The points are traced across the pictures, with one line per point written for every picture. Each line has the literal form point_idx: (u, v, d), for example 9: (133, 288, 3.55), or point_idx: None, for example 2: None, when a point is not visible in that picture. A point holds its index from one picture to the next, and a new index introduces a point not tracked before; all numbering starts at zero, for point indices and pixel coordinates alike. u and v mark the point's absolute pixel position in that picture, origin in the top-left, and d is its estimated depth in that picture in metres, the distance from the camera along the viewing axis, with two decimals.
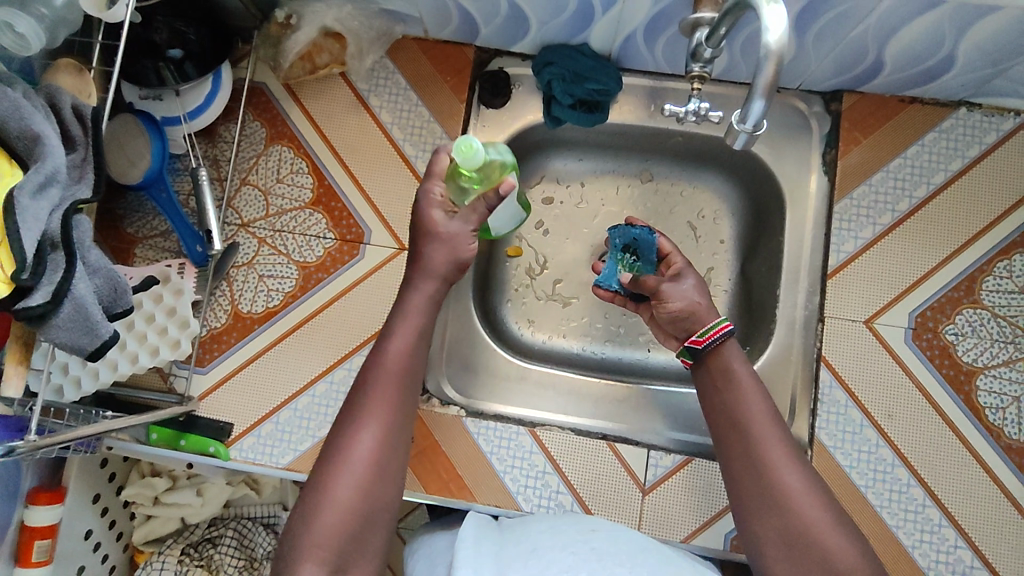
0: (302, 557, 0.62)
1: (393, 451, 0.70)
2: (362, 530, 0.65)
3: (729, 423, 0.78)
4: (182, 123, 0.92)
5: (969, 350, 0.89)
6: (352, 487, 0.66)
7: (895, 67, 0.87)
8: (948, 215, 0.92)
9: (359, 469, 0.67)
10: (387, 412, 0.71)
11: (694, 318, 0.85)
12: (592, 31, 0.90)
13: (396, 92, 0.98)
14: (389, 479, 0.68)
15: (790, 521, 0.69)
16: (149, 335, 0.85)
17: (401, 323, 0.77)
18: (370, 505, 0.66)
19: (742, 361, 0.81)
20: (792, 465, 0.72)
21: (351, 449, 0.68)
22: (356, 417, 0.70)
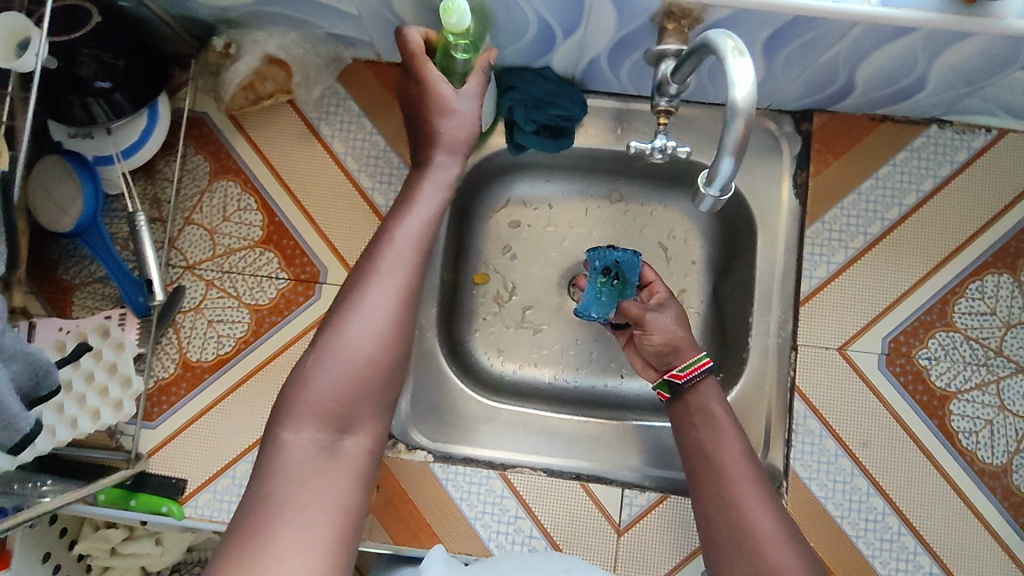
0: (300, 416, 0.58)
1: (410, 317, 0.62)
2: (367, 396, 0.60)
3: (703, 461, 0.76)
4: (115, 162, 0.85)
5: (942, 374, 0.88)
6: (358, 352, 0.60)
7: (866, 88, 0.85)
8: (919, 237, 0.90)
9: (370, 329, 0.60)
10: (407, 274, 0.63)
11: (675, 354, 0.83)
12: (554, 55, 0.86)
13: (349, 120, 0.92)
14: (401, 348, 0.62)
15: (759, 563, 0.66)
16: (89, 396, 0.79)
17: (423, 195, 0.69)
18: (377, 373, 0.60)
19: (717, 398, 0.80)
20: (762, 506, 0.70)
21: (362, 305, 0.61)
22: (370, 272, 0.62)
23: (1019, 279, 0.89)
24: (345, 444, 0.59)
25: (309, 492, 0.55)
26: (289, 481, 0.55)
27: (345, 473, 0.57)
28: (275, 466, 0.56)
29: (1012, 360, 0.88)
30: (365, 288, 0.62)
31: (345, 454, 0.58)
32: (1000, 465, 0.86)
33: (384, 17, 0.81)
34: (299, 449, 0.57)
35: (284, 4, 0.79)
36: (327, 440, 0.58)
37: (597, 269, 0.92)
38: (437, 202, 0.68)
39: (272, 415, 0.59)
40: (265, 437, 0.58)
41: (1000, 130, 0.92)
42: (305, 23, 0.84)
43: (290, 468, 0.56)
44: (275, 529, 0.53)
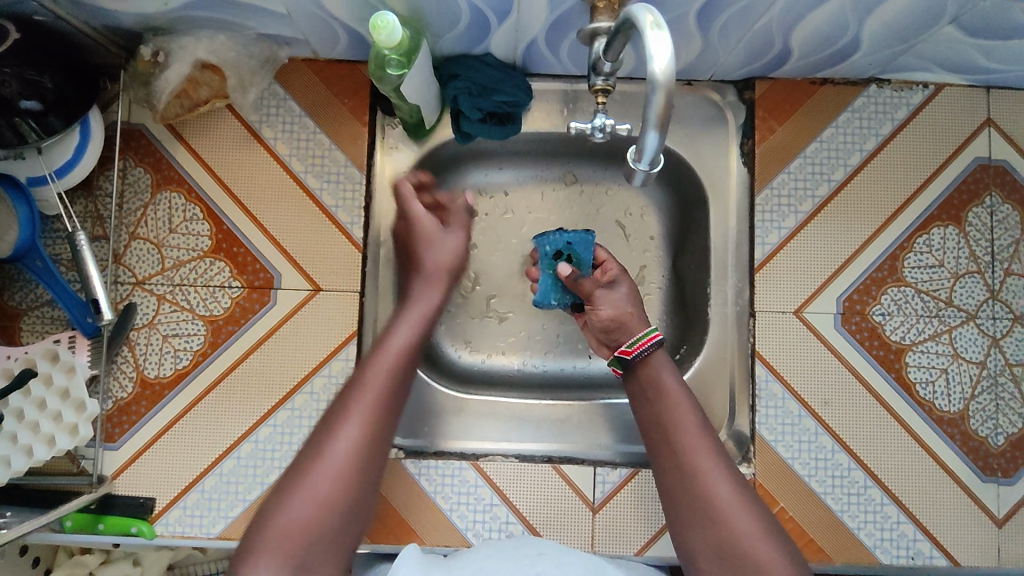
0: (260, 552, 0.61)
1: (369, 463, 0.67)
2: (326, 535, 0.63)
3: (659, 434, 0.77)
4: (50, 183, 0.83)
5: (897, 329, 0.89)
6: (320, 489, 0.64)
7: (804, 52, 0.85)
8: (866, 197, 0.91)
9: (337, 461, 0.65)
10: (370, 417, 0.68)
11: (622, 330, 0.84)
12: (492, 41, 0.85)
13: (291, 120, 0.91)
14: (367, 483, 0.67)
15: (723, 533, 0.69)
16: (42, 423, 0.77)
17: (399, 326, 0.77)
18: (339, 512, 0.64)
19: (670, 371, 0.80)
20: (722, 476, 0.72)
21: (329, 445, 0.66)
22: (341, 411, 0.68)
23: (964, 230, 0.91)
24: None
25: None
26: None
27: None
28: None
29: (962, 309, 0.90)
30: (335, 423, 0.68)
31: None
32: (957, 412, 0.89)
33: (314, 14, 0.79)
34: None
35: (209, 6, 0.77)
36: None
37: (547, 254, 0.92)
38: (407, 347, 0.75)
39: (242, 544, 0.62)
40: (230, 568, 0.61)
41: (937, 85, 0.93)
42: (234, 25, 0.82)
43: None
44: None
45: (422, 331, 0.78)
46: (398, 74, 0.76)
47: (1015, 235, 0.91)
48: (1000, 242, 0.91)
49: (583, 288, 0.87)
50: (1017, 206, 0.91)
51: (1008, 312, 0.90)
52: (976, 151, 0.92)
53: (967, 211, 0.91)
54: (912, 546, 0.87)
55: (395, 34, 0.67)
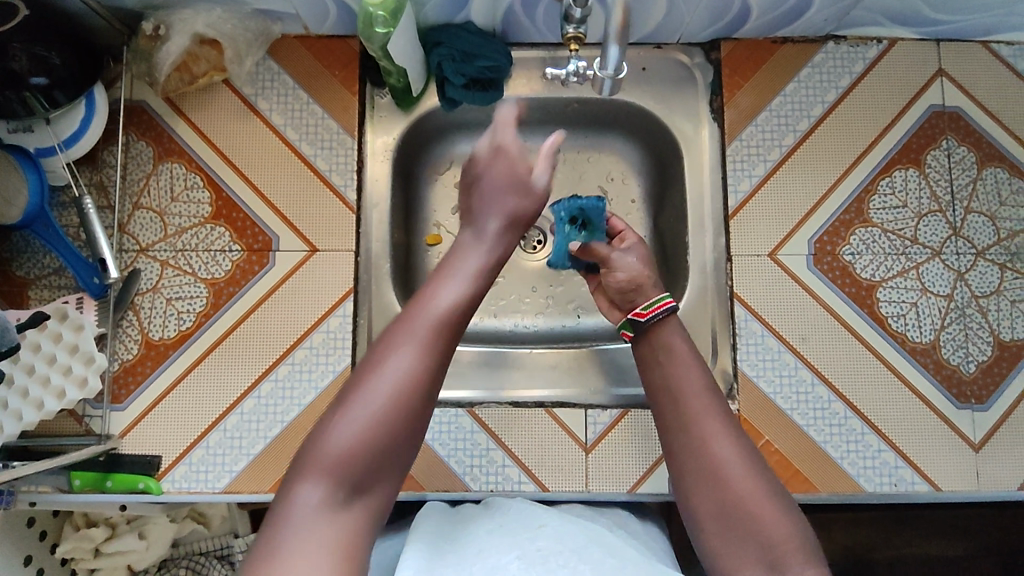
0: (310, 472, 0.59)
1: (424, 389, 0.64)
2: (381, 460, 0.61)
3: (668, 397, 0.79)
4: (58, 153, 0.87)
5: (866, 267, 0.94)
6: (371, 410, 0.61)
7: (762, 10, 0.92)
8: (830, 145, 0.97)
9: (390, 386, 0.62)
10: (428, 343, 0.65)
11: (638, 291, 0.87)
12: (472, 8, 0.91)
13: (285, 92, 0.96)
14: (419, 416, 0.63)
15: (726, 494, 0.71)
16: (52, 377, 0.81)
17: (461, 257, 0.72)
18: (391, 443, 0.62)
19: (681, 337, 0.83)
20: (725, 439, 0.74)
21: (386, 367, 0.63)
22: (397, 336, 0.65)
23: (924, 172, 0.96)
24: (355, 504, 0.60)
25: (314, 543, 0.56)
26: (291, 528, 0.57)
27: (354, 531, 0.59)
28: (286, 515, 0.58)
29: (927, 246, 0.95)
30: (386, 355, 0.64)
31: (353, 517, 0.59)
32: (929, 342, 0.93)
33: None
34: (307, 506, 0.58)
35: None
36: (338, 498, 0.59)
37: (563, 220, 0.95)
38: (469, 289, 0.69)
39: (289, 467, 0.61)
40: (280, 491, 0.60)
41: (891, 40, 0.99)
42: None
43: (295, 521, 0.57)
44: (284, 558, 0.55)
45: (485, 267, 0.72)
46: (384, 33, 0.83)
47: (972, 175, 0.96)
48: (959, 182, 0.96)
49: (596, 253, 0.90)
50: (972, 148, 0.97)
51: (970, 247, 0.95)
52: (930, 99, 0.98)
53: (926, 154, 0.97)
54: (894, 473, 0.90)
55: None
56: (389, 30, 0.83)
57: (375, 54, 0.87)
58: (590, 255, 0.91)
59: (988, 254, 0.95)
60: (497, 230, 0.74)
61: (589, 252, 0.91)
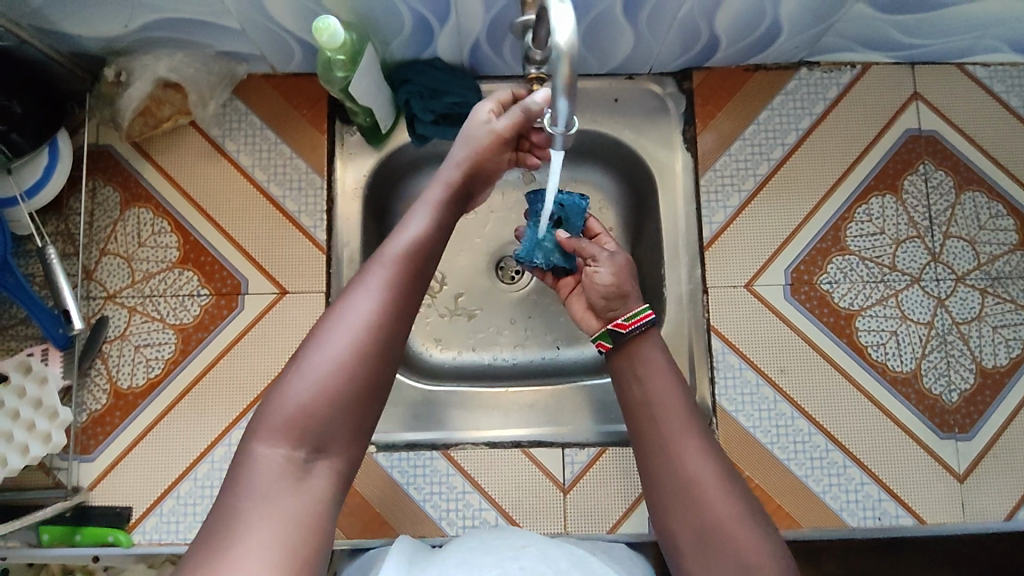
0: (271, 427, 0.55)
1: (386, 339, 0.59)
2: (340, 416, 0.56)
3: (647, 413, 0.74)
4: (20, 203, 0.86)
5: (845, 296, 0.93)
6: (331, 360, 0.57)
7: (730, 39, 0.91)
8: (805, 172, 0.96)
9: (349, 337, 0.57)
10: (387, 293, 0.60)
11: (623, 302, 0.81)
12: (437, 44, 0.90)
13: (253, 133, 0.95)
14: (383, 367, 0.59)
15: (707, 518, 0.66)
16: (16, 433, 0.79)
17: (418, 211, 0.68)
18: (352, 396, 0.57)
19: (660, 349, 0.78)
20: (705, 459, 0.69)
21: (345, 316, 0.58)
22: (355, 287, 0.61)
23: (901, 198, 0.95)
24: (318, 462, 0.55)
25: (273, 510, 0.52)
26: (255, 489, 0.53)
27: (318, 493, 0.55)
28: (243, 480, 0.53)
29: (906, 273, 0.93)
30: (343, 306, 0.59)
31: (317, 480, 0.55)
32: (910, 371, 0.91)
33: (268, 28, 0.84)
34: (271, 463, 0.54)
35: (167, 25, 0.82)
36: (300, 457, 0.55)
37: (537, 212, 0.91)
38: (431, 238, 0.65)
39: (246, 427, 0.57)
40: (239, 450, 0.56)
41: (865, 65, 0.98)
42: (192, 43, 0.87)
43: (258, 481, 0.53)
44: (241, 531, 0.50)
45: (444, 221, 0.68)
46: (344, 76, 0.81)
47: (950, 200, 0.95)
48: (936, 207, 0.95)
49: (584, 250, 0.86)
50: (949, 172, 0.96)
51: (950, 273, 0.93)
52: (906, 123, 0.97)
53: (902, 179, 0.95)
54: (878, 506, 0.88)
55: (337, 36, 0.74)
56: (348, 74, 0.82)
57: (338, 96, 0.87)
58: (577, 249, 0.86)
59: (969, 280, 0.93)
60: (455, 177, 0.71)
61: (575, 243, 0.87)
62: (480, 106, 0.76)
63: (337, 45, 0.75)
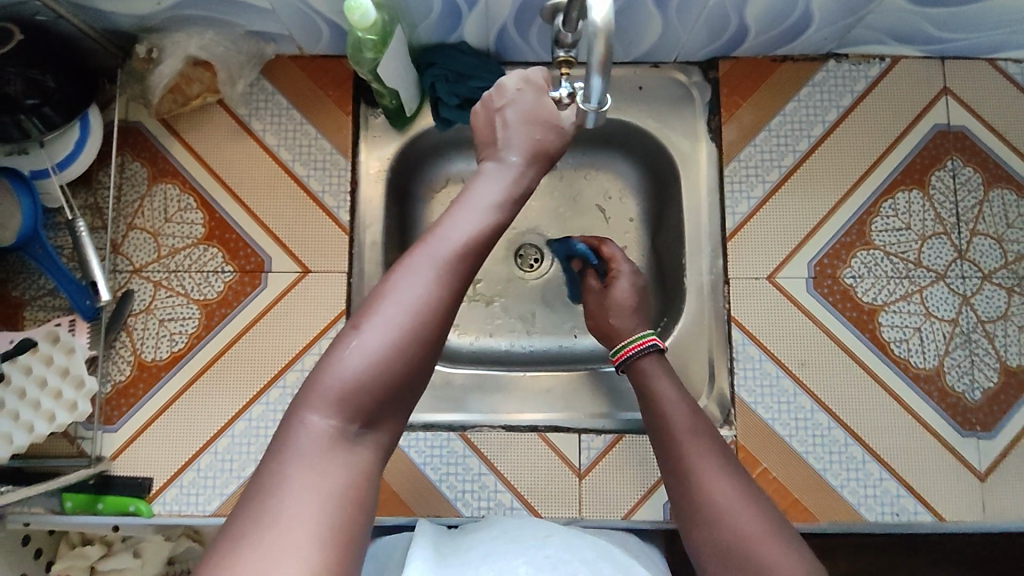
0: (321, 397, 0.53)
1: (445, 317, 0.55)
2: (392, 393, 0.54)
3: (662, 438, 0.76)
4: (52, 175, 0.88)
5: (868, 290, 0.92)
6: (387, 334, 0.53)
7: (759, 29, 0.91)
8: (831, 165, 0.95)
9: (406, 310, 0.54)
10: (447, 269, 0.56)
11: (615, 336, 0.90)
12: (465, 28, 0.91)
13: (279, 113, 0.96)
14: (438, 345, 0.56)
15: (728, 533, 0.66)
16: (43, 401, 0.81)
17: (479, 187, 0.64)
18: (406, 374, 0.54)
19: (668, 376, 0.81)
20: (723, 476, 0.70)
21: (402, 288, 0.55)
22: (415, 258, 0.57)
23: (928, 193, 0.94)
24: (365, 436, 0.53)
25: (317, 481, 0.50)
26: (300, 460, 0.51)
27: (363, 467, 0.53)
28: (290, 448, 0.51)
29: (931, 269, 0.92)
30: (398, 276, 0.56)
31: (363, 452, 0.53)
32: (933, 368, 0.91)
33: (298, 9, 0.85)
34: (318, 434, 0.52)
35: (199, 4, 0.84)
36: (348, 430, 0.53)
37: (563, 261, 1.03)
38: (493, 214, 0.61)
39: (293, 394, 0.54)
40: (285, 416, 0.53)
41: (894, 58, 0.98)
42: (223, 22, 0.88)
43: (304, 453, 0.51)
44: (280, 505, 0.49)
45: (506, 197, 0.64)
46: (373, 57, 0.82)
47: (978, 196, 0.94)
48: (964, 204, 0.94)
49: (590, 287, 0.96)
50: (978, 169, 0.95)
51: (976, 270, 0.92)
52: (935, 118, 0.96)
53: (930, 174, 0.94)
54: (896, 502, 0.87)
55: (369, 15, 0.74)
56: (377, 55, 0.82)
57: (366, 77, 0.87)
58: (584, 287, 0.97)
59: (995, 278, 0.92)
60: (521, 162, 0.68)
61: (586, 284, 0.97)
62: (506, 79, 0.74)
63: (368, 24, 0.75)
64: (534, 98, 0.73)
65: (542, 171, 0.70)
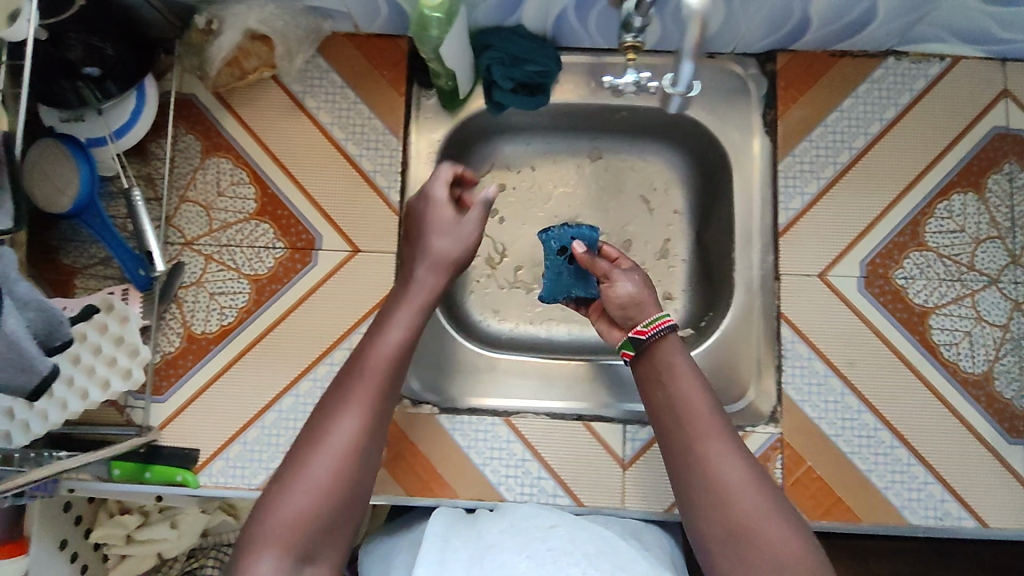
0: (262, 544, 0.64)
1: (366, 450, 0.71)
2: (323, 529, 0.67)
3: (673, 417, 0.75)
4: (109, 144, 0.87)
5: (919, 292, 0.91)
6: (320, 481, 0.67)
7: (822, 23, 0.90)
8: (886, 164, 0.94)
9: (336, 455, 0.69)
10: (367, 410, 0.71)
11: (638, 308, 0.81)
12: (525, 11, 0.90)
13: (333, 91, 0.95)
14: (366, 474, 0.71)
15: (736, 521, 0.68)
16: (98, 367, 0.81)
17: (397, 317, 0.78)
18: (335, 508, 0.68)
19: (682, 352, 0.78)
20: (733, 460, 0.70)
21: (331, 437, 0.69)
22: (340, 405, 0.72)
23: (983, 197, 0.93)
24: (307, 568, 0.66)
25: None
26: None
27: None
28: None
29: (984, 273, 0.92)
30: (326, 425, 0.70)
31: None
32: (981, 373, 0.90)
33: None
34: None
35: None
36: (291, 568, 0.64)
37: (555, 249, 0.88)
38: (408, 330, 0.77)
39: (239, 546, 0.65)
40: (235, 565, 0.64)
41: (953, 58, 0.96)
42: None
43: None
44: None
45: (419, 321, 0.78)
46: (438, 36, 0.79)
47: None
48: (1019, 209, 0.93)
49: (598, 269, 0.84)
50: None
51: None
52: (994, 120, 0.95)
53: (987, 177, 0.93)
54: (940, 506, 0.87)
55: None
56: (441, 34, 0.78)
57: (427, 56, 0.84)
58: (589, 268, 0.85)
59: None
60: (426, 278, 0.80)
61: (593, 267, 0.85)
62: (433, 180, 0.84)
63: None
64: (444, 208, 0.84)
65: (446, 275, 0.82)
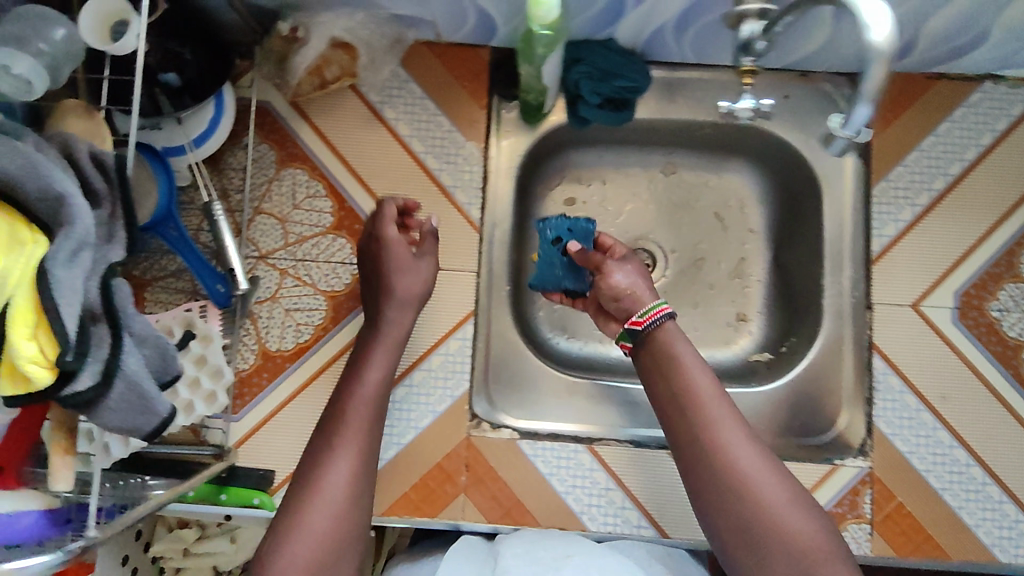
0: None
1: (362, 491, 0.73)
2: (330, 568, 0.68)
3: (677, 407, 0.73)
4: (188, 152, 0.84)
5: (1014, 326, 0.89)
6: (320, 523, 0.68)
7: (926, 46, 0.87)
8: (982, 192, 0.91)
9: (332, 497, 0.70)
10: (358, 449, 0.74)
11: (634, 300, 0.79)
12: (620, 25, 0.87)
13: (412, 102, 0.92)
14: (363, 513, 0.72)
15: (751, 512, 0.66)
16: (181, 388, 0.81)
17: (375, 358, 0.80)
18: (338, 546, 0.69)
19: (683, 340, 0.76)
20: (744, 449, 0.69)
21: (325, 479, 0.71)
22: (330, 448, 0.73)
23: None
24: None
25: None
26: None
27: None
28: None
29: None
30: (320, 471, 0.71)
31: None
32: None
33: None
34: None
35: None
36: None
37: (550, 240, 0.88)
38: (386, 370, 0.80)
39: None
40: None
41: None
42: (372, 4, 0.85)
43: None
44: None
45: (396, 358, 0.81)
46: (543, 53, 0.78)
47: None
48: None
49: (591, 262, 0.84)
50: None
51: None
52: None
53: None
54: None
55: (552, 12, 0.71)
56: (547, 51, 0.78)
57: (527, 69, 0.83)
58: (584, 262, 0.85)
59: None
60: (398, 321, 0.82)
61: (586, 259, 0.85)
62: (380, 216, 0.83)
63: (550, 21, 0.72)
64: (401, 245, 0.82)
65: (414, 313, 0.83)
